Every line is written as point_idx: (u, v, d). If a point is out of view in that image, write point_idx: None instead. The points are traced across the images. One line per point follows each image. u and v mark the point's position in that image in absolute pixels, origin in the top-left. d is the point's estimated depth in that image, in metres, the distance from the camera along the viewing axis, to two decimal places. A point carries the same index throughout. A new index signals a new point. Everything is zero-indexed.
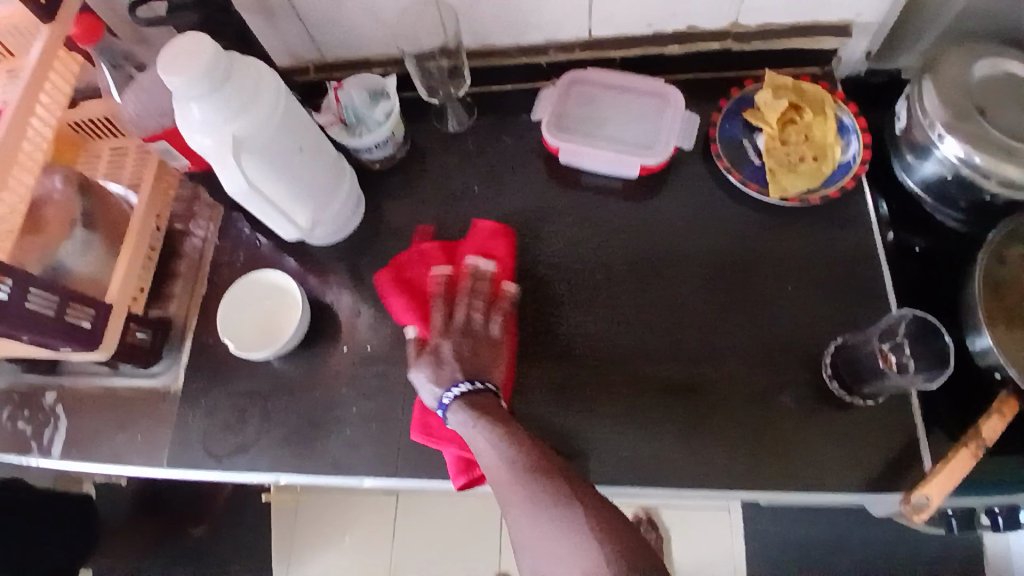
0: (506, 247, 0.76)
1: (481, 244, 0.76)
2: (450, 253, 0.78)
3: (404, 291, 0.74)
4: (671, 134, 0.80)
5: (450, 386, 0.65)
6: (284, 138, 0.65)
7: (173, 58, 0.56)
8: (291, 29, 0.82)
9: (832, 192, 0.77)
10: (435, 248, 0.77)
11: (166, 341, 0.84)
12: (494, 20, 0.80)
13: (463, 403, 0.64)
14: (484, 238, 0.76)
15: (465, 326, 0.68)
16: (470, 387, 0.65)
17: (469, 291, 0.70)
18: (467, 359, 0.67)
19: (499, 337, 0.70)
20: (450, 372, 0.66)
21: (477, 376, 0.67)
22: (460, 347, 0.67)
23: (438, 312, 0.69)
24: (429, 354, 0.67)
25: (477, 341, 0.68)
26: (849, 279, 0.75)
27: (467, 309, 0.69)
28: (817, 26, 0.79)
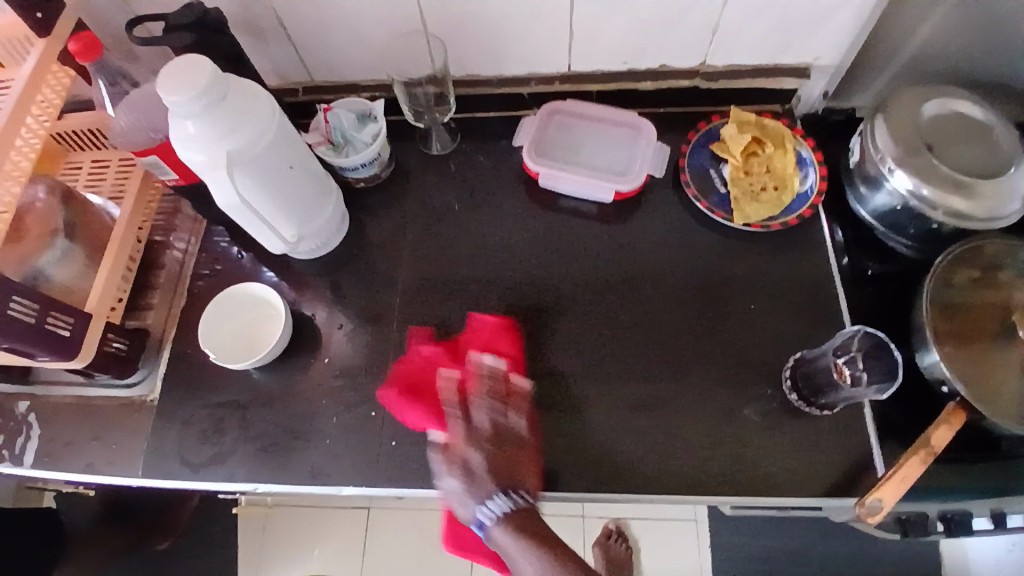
0: (511, 343, 0.77)
1: (484, 341, 0.77)
2: (455, 351, 0.78)
3: (413, 397, 0.74)
4: (644, 162, 0.85)
5: (483, 502, 0.66)
6: (274, 155, 0.67)
7: (173, 75, 0.58)
8: (281, 50, 0.85)
9: (791, 220, 0.82)
10: (439, 351, 0.77)
11: (143, 351, 0.84)
12: (479, 51, 0.85)
13: (504, 519, 0.65)
14: (491, 335, 0.77)
15: (494, 433, 0.69)
16: (508, 506, 0.65)
17: (488, 392, 0.71)
18: (501, 470, 0.67)
19: (526, 436, 0.70)
20: (486, 482, 0.67)
21: (511, 485, 0.67)
22: (490, 458, 0.67)
23: (459, 420, 0.69)
24: (459, 462, 0.68)
25: (506, 448, 0.69)
26: (808, 301, 0.80)
27: (493, 416, 0.70)
28: (778, 68, 0.86)
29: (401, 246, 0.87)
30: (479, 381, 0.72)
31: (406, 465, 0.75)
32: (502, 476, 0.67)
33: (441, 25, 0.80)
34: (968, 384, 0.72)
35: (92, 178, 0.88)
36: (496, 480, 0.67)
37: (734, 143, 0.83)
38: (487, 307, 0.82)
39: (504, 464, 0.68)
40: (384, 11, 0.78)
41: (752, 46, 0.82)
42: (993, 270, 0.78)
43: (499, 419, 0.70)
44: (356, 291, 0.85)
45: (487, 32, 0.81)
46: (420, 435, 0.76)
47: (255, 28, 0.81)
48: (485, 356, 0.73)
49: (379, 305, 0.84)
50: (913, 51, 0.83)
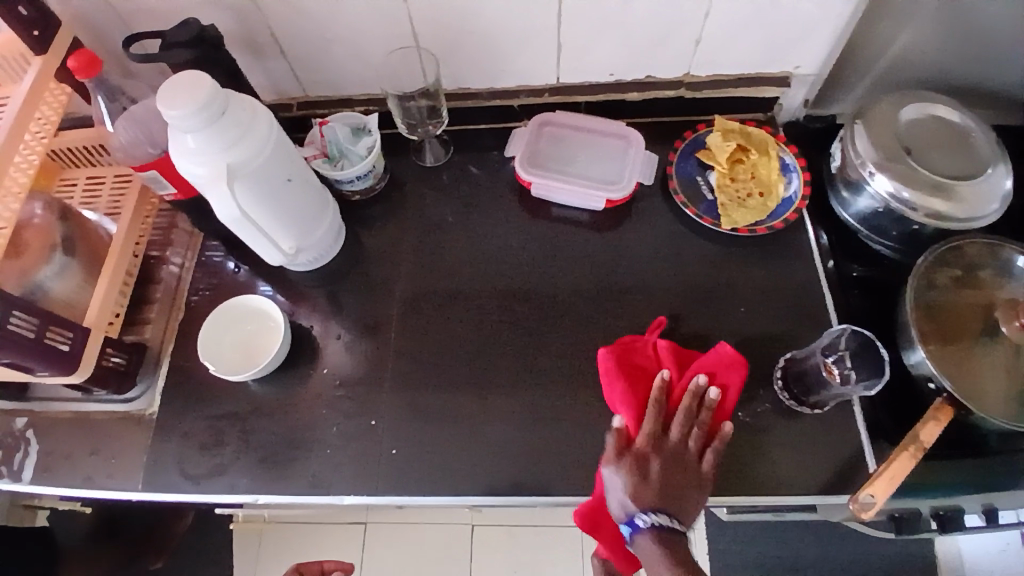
0: (739, 380, 0.71)
1: (712, 366, 0.72)
2: (680, 356, 0.75)
3: (624, 384, 0.72)
4: (632, 171, 0.87)
5: (646, 511, 0.66)
6: (275, 169, 0.69)
7: (172, 91, 0.60)
8: (277, 67, 0.87)
9: (777, 224, 0.85)
10: (669, 350, 0.74)
11: (142, 364, 0.84)
12: (471, 65, 0.87)
13: (655, 535, 0.66)
14: (719, 363, 0.71)
15: (679, 448, 0.68)
16: (665, 524, 0.65)
17: (692, 411, 0.69)
18: (670, 493, 0.67)
19: (706, 473, 0.68)
20: (651, 493, 0.66)
21: (672, 508, 0.66)
22: (665, 474, 0.67)
23: (651, 423, 0.69)
24: (633, 463, 0.68)
25: (686, 467, 0.68)
26: (797, 303, 0.82)
27: (684, 432, 0.69)
28: (760, 78, 0.88)
29: (398, 257, 0.88)
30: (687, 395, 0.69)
31: (406, 473, 0.75)
32: (669, 492, 0.67)
33: (434, 40, 0.82)
34: (952, 379, 0.74)
35: (89, 194, 0.90)
36: (658, 498, 0.66)
37: (719, 150, 0.86)
38: (485, 315, 0.84)
39: (668, 491, 0.67)
40: (378, 27, 0.80)
41: (734, 56, 0.84)
42: (975, 269, 0.80)
43: (689, 441, 0.68)
44: (353, 302, 0.86)
45: (478, 47, 0.83)
46: (419, 442, 0.77)
47: (251, 45, 0.83)
48: (706, 382, 0.69)
49: (376, 315, 0.85)
50: (890, 59, 0.87)
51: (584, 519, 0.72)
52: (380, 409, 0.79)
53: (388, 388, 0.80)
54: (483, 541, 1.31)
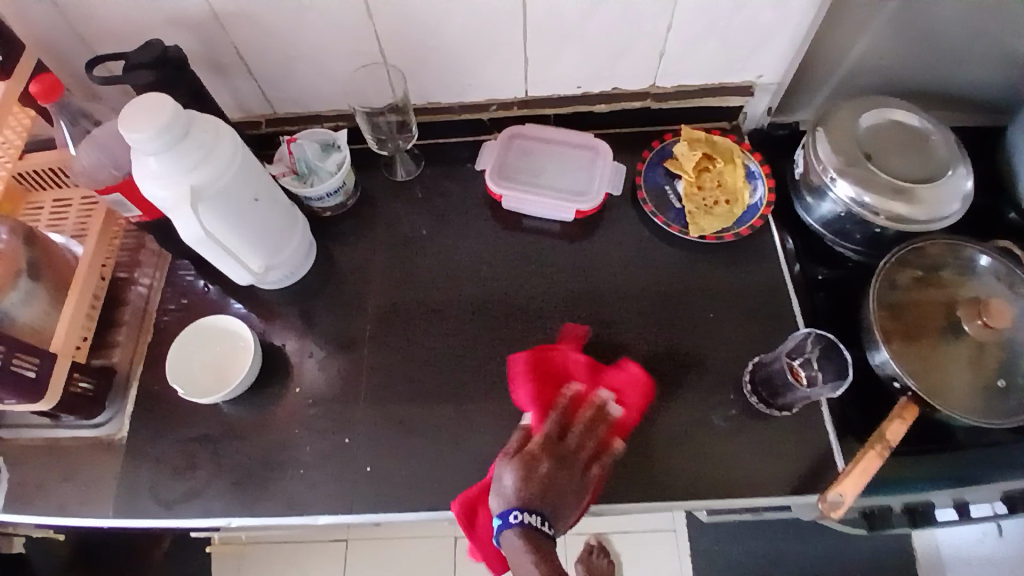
0: (639, 401, 0.75)
1: (617, 384, 0.76)
2: (595, 372, 0.78)
3: (535, 387, 0.75)
4: (601, 181, 0.88)
5: (521, 507, 0.65)
6: (241, 189, 0.68)
7: (133, 114, 0.59)
8: (244, 85, 0.86)
9: (743, 231, 0.86)
10: (584, 363, 0.77)
11: (113, 389, 0.83)
12: (438, 80, 0.87)
13: (523, 531, 0.63)
14: (627, 381, 0.76)
15: (574, 456, 0.69)
16: (538, 522, 0.64)
17: (590, 422, 0.72)
18: (548, 498, 0.66)
19: (591, 484, 0.69)
20: (534, 490, 0.66)
21: (551, 510, 0.66)
22: (552, 475, 0.67)
23: (551, 426, 0.71)
24: (523, 459, 0.68)
25: (574, 476, 0.68)
26: (765, 307, 0.84)
27: (579, 442, 0.71)
28: (724, 87, 0.90)
29: (370, 273, 0.88)
30: (588, 406, 0.73)
31: (382, 491, 0.75)
32: (547, 495, 0.66)
33: (400, 55, 0.83)
34: (916, 378, 0.76)
35: (55, 216, 0.89)
36: (533, 496, 0.65)
37: (686, 159, 0.87)
38: (458, 328, 0.84)
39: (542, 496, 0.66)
40: (344, 42, 0.80)
41: (698, 66, 0.86)
42: (937, 269, 0.82)
43: (583, 450, 0.70)
44: (326, 319, 0.85)
45: (444, 61, 0.84)
46: (395, 459, 0.76)
47: (216, 64, 0.83)
48: (609, 398, 0.74)
49: (349, 331, 0.84)
50: (848, 66, 0.89)
51: (461, 509, 0.71)
52: (354, 425, 0.78)
53: (362, 406, 0.79)
54: (466, 553, 1.30)
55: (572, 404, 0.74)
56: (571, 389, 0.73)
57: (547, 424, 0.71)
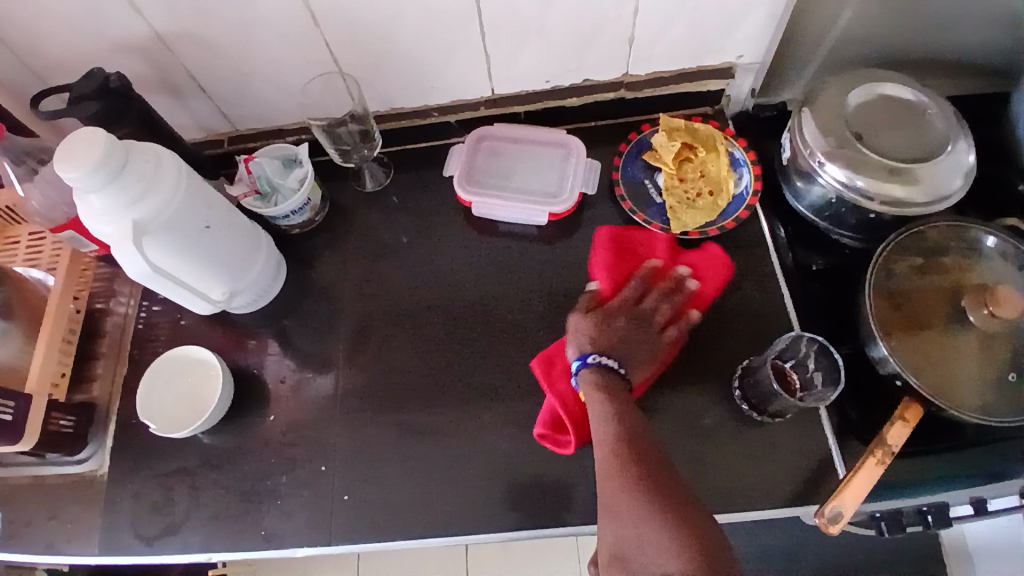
0: (717, 281, 0.77)
1: (696, 263, 0.78)
2: (675, 252, 0.80)
3: (610, 256, 0.78)
4: (575, 181, 0.84)
5: (598, 352, 0.69)
6: (192, 218, 0.66)
7: (66, 151, 0.57)
8: (200, 104, 0.84)
9: (728, 224, 0.81)
10: (665, 240, 0.80)
11: (91, 424, 0.82)
12: (399, 85, 0.83)
13: (598, 370, 0.68)
14: (707, 261, 0.78)
15: (645, 316, 0.73)
16: (612, 363, 0.68)
17: (667, 291, 0.75)
18: (622, 348, 0.70)
19: (664, 342, 0.73)
20: (608, 340, 0.70)
21: (622, 357, 0.70)
22: (626, 329, 0.72)
23: (628, 289, 0.75)
24: (601, 314, 0.73)
25: (647, 332, 0.72)
26: (754, 303, 0.79)
27: (654, 306, 0.74)
28: (702, 71, 0.84)
29: (343, 290, 0.86)
30: (666, 278, 0.76)
31: (361, 518, 0.73)
32: (619, 343, 0.70)
33: (354, 63, 0.79)
34: (918, 373, 0.71)
35: (32, 252, 0.87)
36: (604, 343, 0.70)
37: (664, 150, 0.82)
38: (434, 342, 0.81)
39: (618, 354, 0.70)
40: (294, 54, 0.77)
41: (670, 51, 0.81)
42: (937, 254, 0.77)
43: (658, 312, 0.73)
44: (300, 341, 0.83)
45: (402, 66, 0.80)
46: (371, 485, 0.75)
47: (168, 87, 0.80)
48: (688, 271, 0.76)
49: (323, 352, 0.82)
50: (834, 39, 0.82)
51: (541, 359, 0.75)
52: (330, 452, 0.77)
53: (338, 431, 0.78)
54: (477, 560, 1.29)
55: (650, 273, 0.76)
56: (655, 260, 0.76)
57: (628, 288, 0.75)
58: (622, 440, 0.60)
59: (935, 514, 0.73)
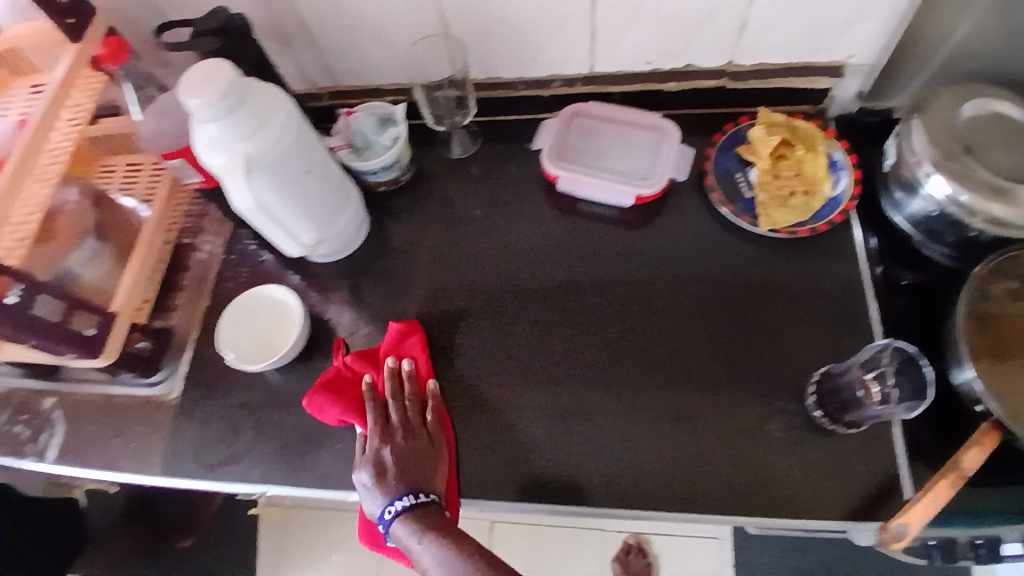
0: (420, 344, 0.78)
1: (393, 350, 0.78)
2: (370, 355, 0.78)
3: (338, 394, 0.74)
4: (667, 166, 0.82)
5: (393, 499, 0.66)
6: (295, 160, 0.68)
7: (191, 80, 0.59)
8: (306, 54, 0.85)
9: (821, 226, 0.79)
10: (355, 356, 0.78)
11: (167, 349, 0.85)
12: (501, 54, 0.84)
13: (407, 517, 0.65)
14: (395, 343, 0.78)
15: (401, 429, 0.71)
16: (414, 500, 0.66)
17: (398, 393, 0.74)
18: (402, 464, 0.68)
19: (436, 431, 0.72)
20: (395, 480, 0.67)
21: (418, 484, 0.68)
22: (400, 454, 0.69)
23: (372, 420, 0.71)
24: (370, 459, 0.69)
25: (415, 445, 0.70)
26: (834, 311, 0.77)
27: (404, 412, 0.73)
28: (810, 69, 0.82)
29: (420, 252, 0.87)
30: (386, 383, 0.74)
31: None
32: (407, 476, 0.68)
33: (462, 26, 0.80)
34: (1002, 400, 0.68)
35: (127, 179, 0.90)
36: (394, 484, 0.67)
37: (762, 145, 0.81)
38: (505, 314, 0.82)
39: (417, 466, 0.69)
40: (406, 12, 0.78)
41: (782, 43, 0.79)
42: None
43: (410, 415, 0.72)
44: (374, 295, 0.85)
45: (506, 35, 0.80)
46: None
47: (280, 35, 0.82)
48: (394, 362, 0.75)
49: (395, 308, 0.84)
50: (956, 49, 0.79)
51: (362, 533, 0.73)
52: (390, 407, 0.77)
53: None
54: (502, 540, 1.29)
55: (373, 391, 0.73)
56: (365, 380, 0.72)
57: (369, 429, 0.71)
58: (459, 559, 0.62)
59: (987, 547, 0.69)
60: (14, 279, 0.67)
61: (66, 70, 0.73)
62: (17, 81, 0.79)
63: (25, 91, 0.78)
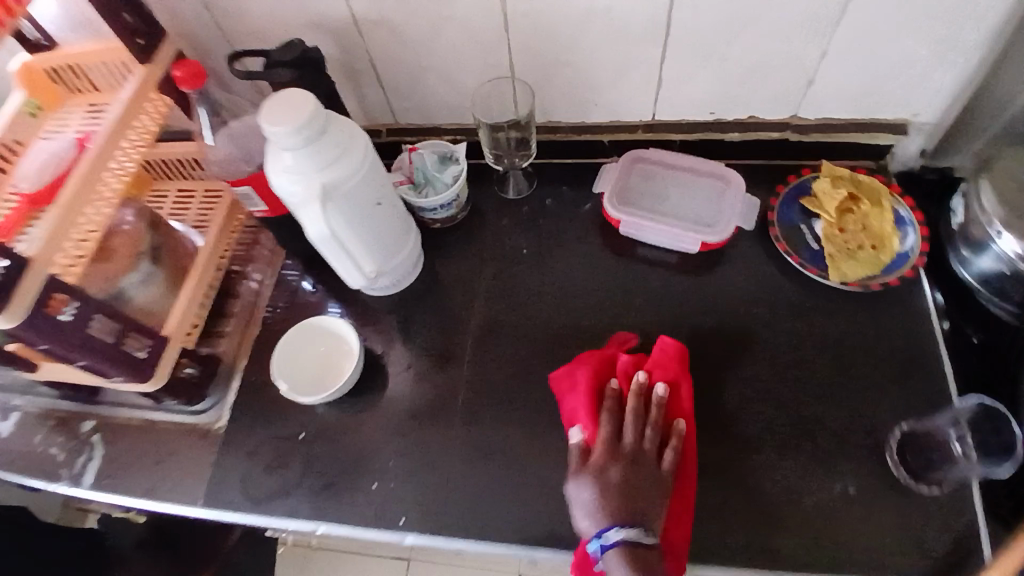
0: (672, 364, 0.72)
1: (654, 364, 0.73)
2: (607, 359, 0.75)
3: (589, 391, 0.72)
4: (732, 214, 0.82)
5: (609, 526, 0.62)
6: (366, 192, 0.67)
7: (274, 109, 0.60)
8: (371, 92, 0.87)
9: (891, 280, 0.77)
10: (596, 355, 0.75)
11: (214, 377, 0.88)
12: (564, 97, 0.85)
13: (622, 552, 0.61)
14: (659, 359, 0.73)
15: (631, 454, 0.67)
16: (632, 537, 0.61)
17: (642, 413, 0.69)
18: (645, 510, 0.63)
19: (669, 473, 0.66)
20: (615, 502, 0.63)
21: (640, 520, 0.63)
22: (625, 479, 0.65)
23: (606, 428, 0.69)
24: (594, 477, 0.65)
25: (648, 477, 0.66)
26: (904, 364, 0.75)
27: (639, 436, 0.68)
28: (874, 124, 0.83)
29: (474, 287, 0.86)
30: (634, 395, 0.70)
31: (472, 516, 0.73)
32: (636, 500, 0.64)
33: (529, 70, 0.81)
34: None
35: (179, 205, 0.94)
36: (625, 512, 0.63)
37: (828, 198, 0.80)
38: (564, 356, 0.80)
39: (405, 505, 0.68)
40: (476, 53, 0.79)
41: (848, 97, 0.79)
42: None
43: (647, 443, 0.68)
44: (425, 330, 0.84)
45: (572, 79, 0.81)
46: (481, 483, 0.74)
47: (350, 72, 0.84)
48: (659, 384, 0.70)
49: (449, 345, 0.83)
50: None
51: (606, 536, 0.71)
52: (440, 452, 0.76)
53: (456, 424, 0.78)
54: None
55: (618, 398, 0.71)
56: (612, 383, 0.71)
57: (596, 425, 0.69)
58: None
59: None
60: (70, 296, 0.67)
61: (134, 94, 0.75)
62: (75, 98, 0.85)
63: (82, 109, 0.83)
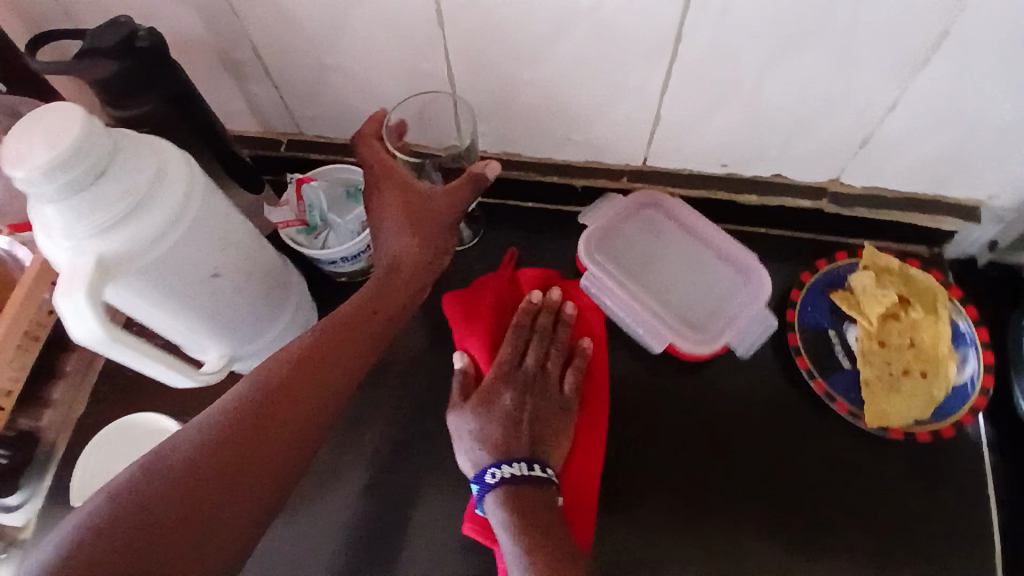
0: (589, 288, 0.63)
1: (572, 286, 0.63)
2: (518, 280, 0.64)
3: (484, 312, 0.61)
4: (732, 324, 0.60)
5: (499, 461, 0.53)
6: (189, 255, 0.44)
7: (18, 137, 0.36)
8: (262, 92, 0.63)
9: (946, 428, 0.57)
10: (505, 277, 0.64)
11: (29, 462, 0.63)
12: (525, 126, 0.61)
13: (502, 494, 0.52)
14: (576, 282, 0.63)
15: (526, 378, 0.57)
16: (519, 473, 0.52)
17: (547, 332, 0.59)
18: (535, 431, 0.55)
19: (572, 400, 0.57)
20: (502, 431, 0.54)
21: (533, 454, 0.54)
22: (517, 407, 0.55)
23: (506, 348, 0.58)
24: (480, 404, 0.56)
25: (545, 404, 0.56)
26: (935, 541, 0.56)
27: (542, 359, 0.58)
28: (938, 204, 0.61)
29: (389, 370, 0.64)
30: (540, 310, 0.59)
31: None
32: (527, 429, 0.55)
33: (477, 87, 0.57)
34: None
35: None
36: (510, 446, 0.54)
37: (869, 300, 0.59)
38: None
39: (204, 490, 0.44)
40: (401, 55, 0.55)
41: (912, 169, 0.57)
42: None
43: (550, 370, 0.58)
44: None
45: (536, 104, 0.58)
46: None
47: (228, 63, 0.60)
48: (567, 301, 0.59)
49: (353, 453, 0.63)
50: None
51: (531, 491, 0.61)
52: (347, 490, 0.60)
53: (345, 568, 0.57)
54: None
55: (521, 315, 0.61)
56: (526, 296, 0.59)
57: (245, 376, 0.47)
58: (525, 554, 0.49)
59: None
60: None
61: None
62: None
63: None
